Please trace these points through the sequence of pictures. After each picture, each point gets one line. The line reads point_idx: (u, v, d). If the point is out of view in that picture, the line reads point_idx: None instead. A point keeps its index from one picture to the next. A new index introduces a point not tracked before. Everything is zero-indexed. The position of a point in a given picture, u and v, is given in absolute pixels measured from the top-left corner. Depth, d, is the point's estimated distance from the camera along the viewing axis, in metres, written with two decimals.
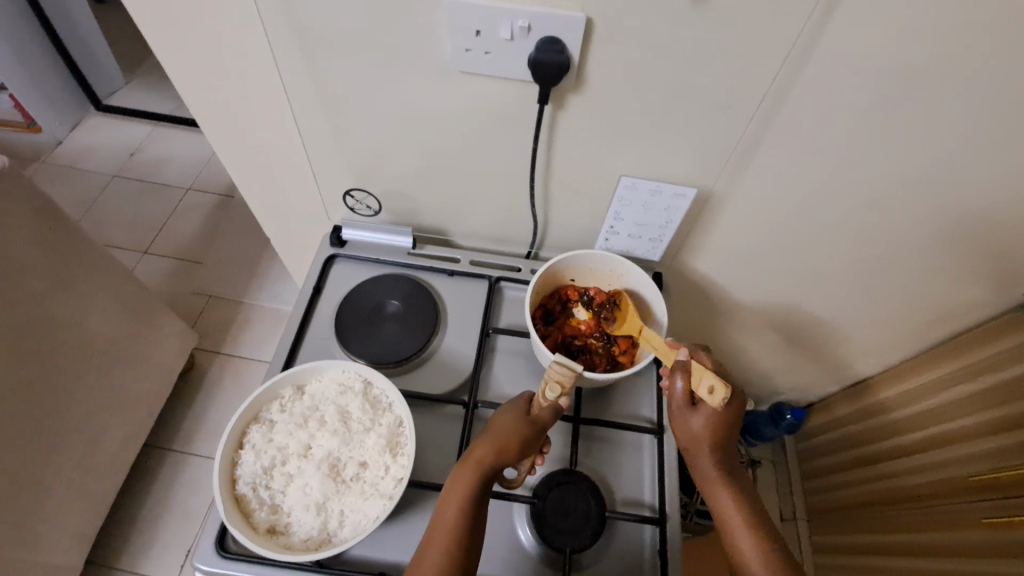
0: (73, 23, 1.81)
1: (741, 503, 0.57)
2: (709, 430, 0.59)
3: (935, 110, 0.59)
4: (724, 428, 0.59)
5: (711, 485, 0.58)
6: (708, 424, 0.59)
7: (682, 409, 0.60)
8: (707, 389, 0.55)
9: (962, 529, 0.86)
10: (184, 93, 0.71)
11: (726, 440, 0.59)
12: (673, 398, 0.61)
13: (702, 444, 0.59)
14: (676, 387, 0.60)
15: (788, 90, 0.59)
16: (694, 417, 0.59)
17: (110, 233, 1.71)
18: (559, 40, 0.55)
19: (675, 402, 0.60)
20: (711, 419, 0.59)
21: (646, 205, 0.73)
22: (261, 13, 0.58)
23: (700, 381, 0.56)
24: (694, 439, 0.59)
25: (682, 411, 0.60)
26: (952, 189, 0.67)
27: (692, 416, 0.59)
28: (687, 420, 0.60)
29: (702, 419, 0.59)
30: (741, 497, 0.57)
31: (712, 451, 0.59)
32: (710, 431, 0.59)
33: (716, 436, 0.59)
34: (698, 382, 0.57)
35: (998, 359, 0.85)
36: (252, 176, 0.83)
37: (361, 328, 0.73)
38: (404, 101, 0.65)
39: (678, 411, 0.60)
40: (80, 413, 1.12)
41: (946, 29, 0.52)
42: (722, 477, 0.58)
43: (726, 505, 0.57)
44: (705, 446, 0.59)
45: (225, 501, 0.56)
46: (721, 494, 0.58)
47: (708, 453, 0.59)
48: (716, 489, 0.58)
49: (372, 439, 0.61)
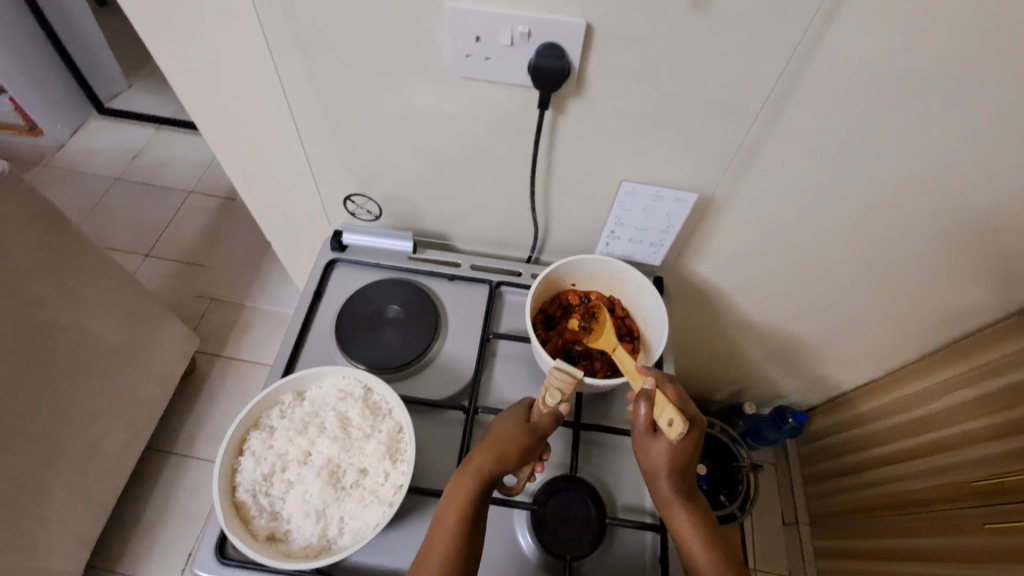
0: (76, 27, 1.82)
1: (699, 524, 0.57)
2: (666, 457, 0.57)
3: (937, 114, 0.58)
4: (684, 455, 0.57)
5: (670, 509, 0.59)
6: (667, 452, 0.57)
7: (643, 435, 0.59)
8: (666, 422, 0.53)
9: (965, 535, 0.86)
10: (184, 98, 0.72)
11: (685, 465, 0.58)
12: (637, 425, 0.60)
13: (659, 469, 0.58)
14: (640, 414, 0.59)
15: (789, 94, 0.58)
16: (654, 443, 0.58)
17: (112, 236, 1.72)
18: (559, 45, 0.55)
19: (638, 427, 0.59)
20: (672, 446, 0.57)
21: (647, 210, 0.72)
22: (262, 20, 0.58)
23: (662, 414, 0.54)
24: (652, 464, 0.59)
25: (644, 438, 0.59)
26: (955, 192, 0.66)
27: (653, 442, 0.58)
28: (649, 446, 0.59)
29: (663, 448, 0.58)
30: (698, 518, 0.58)
31: (670, 476, 0.58)
32: (669, 459, 0.57)
33: (675, 462, 0.57)
34: (659, 415, 0.54)
35: (1000, 364, 0.85)
36: (252, 181, 0.83)
37: (361, 333, 0.73)
38: (404, 107, 0.65)
39: (640, 438, 0.60)
40: (81, 417, 1.12)
41: (949, 32, 0.52)
42: (680, 500, 0.58)
43: (684, 527, 0.58)
44: (662, 473, 0.58)
45: (225, 508, 0.56)
46: (679, 516, 0.58)
47: (666, 479, 0.58)
48: (675, 511, 0.58)
49: (371, 445, 0.61)
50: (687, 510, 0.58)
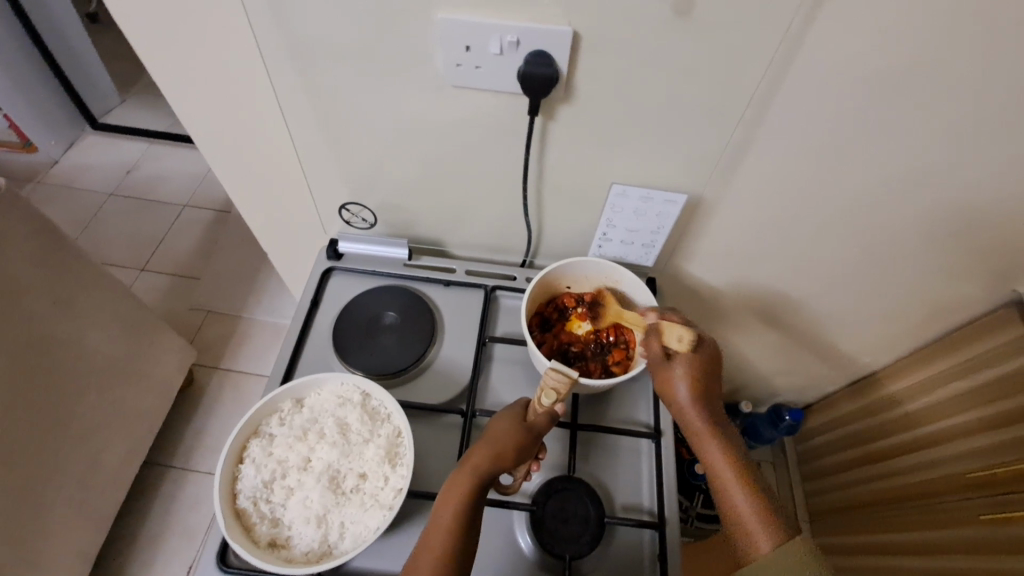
0: (70, 45, 1.83)
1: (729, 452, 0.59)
2: (688, 379, 0.63)
3: (916, 112, 0.60)
4: (703, 379, 0.63)
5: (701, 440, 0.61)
6: (687, 376, 0.63)
7: (659, 363, 0.65)
8: (676, 339, 0.63)
9: (962, 527, 0.87)
10: (179, 112, 0.73)
11: (707, 390, 0.63)
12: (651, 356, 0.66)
13: (683, 395, 0.63)
14: (652, 345, 0.66)
15: (773, 95, 0.60)
16: (674, 366, 0.64)
17: (107, 250, 1.72)
18: (548, 54, 0.56)
19: (651, 358, 0.66)
20: (690, 366, 0.63)
21: (637, 212, 0.74)
22: (255, 33, 0.59)
23: (671, 334, 0.64)
24: (676, 392, 0.63)
25: (660, 363, 0.65)
26: (937, 187, 0.68)
27: (671, 368, 0.64)
28: (668, 368, 0.64)
29: (683, 368, 0.63)
30: (729, 446, 0.60)
31: (699, 400, 0.62)
32: (691, 383, 0.63)
33: (698, 387, 0.63)
34: (669, 336, 0.64)
35: (988, 356, 0.86)
36: (248, 192, 0.83)
37: (359, 340, 0.74)
38: (397, 116, 0.66)
39: (658, 371, 0.65)
40: (80, 432, 1.11)
41: (922, 33, 0.54)
42: (710, 428, 0.61)
43: (715, 457, 0.59)
44: (688, 400, 0.63)
45: (226, 515, 0.56)
46: (709, 444, 0.60)
47: (693, 405, 0.62)
48: (706, 442, 0.61)
49: (371, 449, 0.62)
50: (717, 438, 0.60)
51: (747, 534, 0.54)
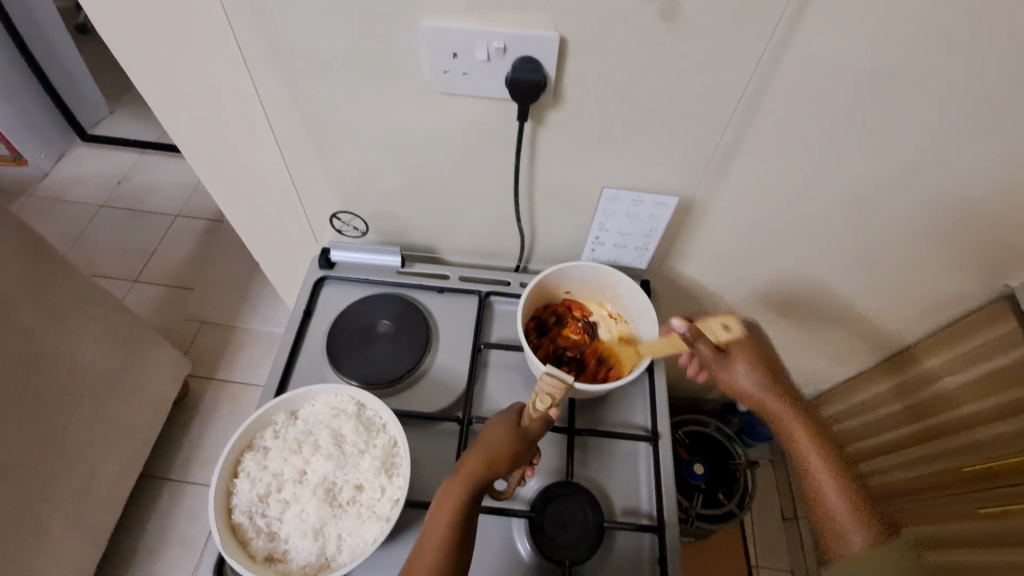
0: (58, 57, 1.82)
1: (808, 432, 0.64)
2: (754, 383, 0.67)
3: (903, 110, 0.60)
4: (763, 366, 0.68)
5: (784, 420, 0.66)
6: (751, 366, 0.68)
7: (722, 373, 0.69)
8: (722, 327, 0.68)
9: (953, 523, 0.82)
10: (166, 124, 0.72)
11: (771, 375, 0.68)
12: (703, 356, 0.69)
13: (752, 382, 0.68)
14: (703, 347, 0.68)
15: (760, 96, 0.60)
16: (735, 361, 0.68)
17: (99, 263, 1.71)
18: (535, 59, 0.56)
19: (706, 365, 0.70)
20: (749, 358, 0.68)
21: (630, 215, 0.74)
22: (240, 43, 0.59)
23: (716, 324, 0.68)
24: (742, 381, 0.68)
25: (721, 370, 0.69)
26: (926, 183, 0.68)
27: (735, 361, 0.68)
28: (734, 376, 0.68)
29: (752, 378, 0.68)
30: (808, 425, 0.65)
31: (775, 394, 0.67)
32: (755, 372, 0.68)
33: (763, 374, 0.68)
34: (713, 327, 0.68)
35: (982, 350, 0.87)
36: (238, 203, 0.83)
37: (353, 349, 0.73)
38: (386, 124, 0.66)
39: (716, 367, 0.69)
40: (74, 447, 1.10)
41: (907, 31, 0.54)
42: (787, 409, 0.66)
43: (798, 436, 0.65)
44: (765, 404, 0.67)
45: (221, 531, 0.55)
46: (791, 424, 0.66)
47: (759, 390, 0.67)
48: (789, 422, 0.66)
49: (367, 460, 0.61)
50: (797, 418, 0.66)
51: (838, 532, 0.58)
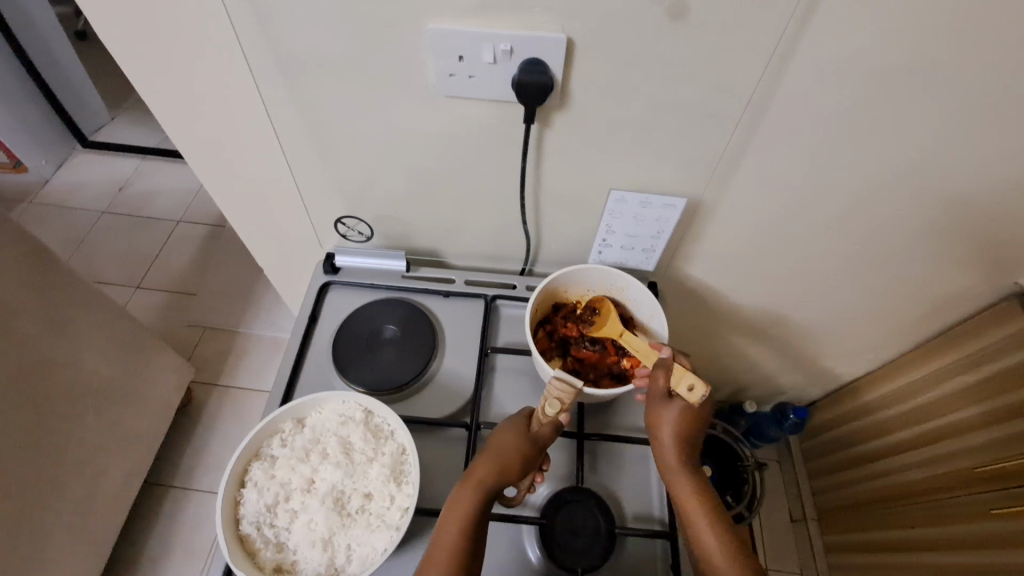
0: (59, 64, 1.82)
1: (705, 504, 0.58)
2: (677, 425, 0.60)
3: (913, 109, 0.60)
4: (693, 427, 0.60)
5: (675, 482, 0.59)
6: (680, 420, 0.60)
7: (658, 404, 0.61)
8: (686, 388, 0.56)
9: (972, 521, 0.87)
10: (168, 129, 0.72)
11: (693, 435, 0.61)
12: (653, 390, 0.62)
13: (670, 439, 0.60)
14: (658, 381, 0.61)
15: (770, 97, 0.60)
16: (669, 408, 0.60)
17: (100, 269, 1.70)
18: (542, 61, 0.56)
19: (654, 394, 0.61)
20: (684, 413, 0.60)
21: (637, 217, 0.73)
22: (244, 47, 0.58)
23: (680, 381, 0.56)
24: (662, 435, 0.60)
25: (658, 402, 0.61)
26: (937, 183, 0.68)
27: (666, 409, 0.60)
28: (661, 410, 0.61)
29: (673, 415, 0.60)
30: (706, 498, 0.58)
31: (682, 438, 0.60)
32: (679, 429, 0.60)
33: (687, 433, 0.60)
34: (678, 381, 0.56)
35: (993, 349, 0.86)
36: (241, 208, 0.82)
37: (359, 355, 0.73)
38: (391, 128, 0.65)
39: (652, 405, 0.62)
40: (78, 456, 1.10)
41: (918, 29, 0.53)
42: (688, 474, 0.59)
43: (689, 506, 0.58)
44: (671, 445, 0.60)
45: (229, 542, 0.55)
46: (684, 489, 0.59)
47: (675, 450, 0.60)
48: (680, 488, 0.59)
49: (375, 468, 0.60)
50: (692, 485, 0.59)
51: None
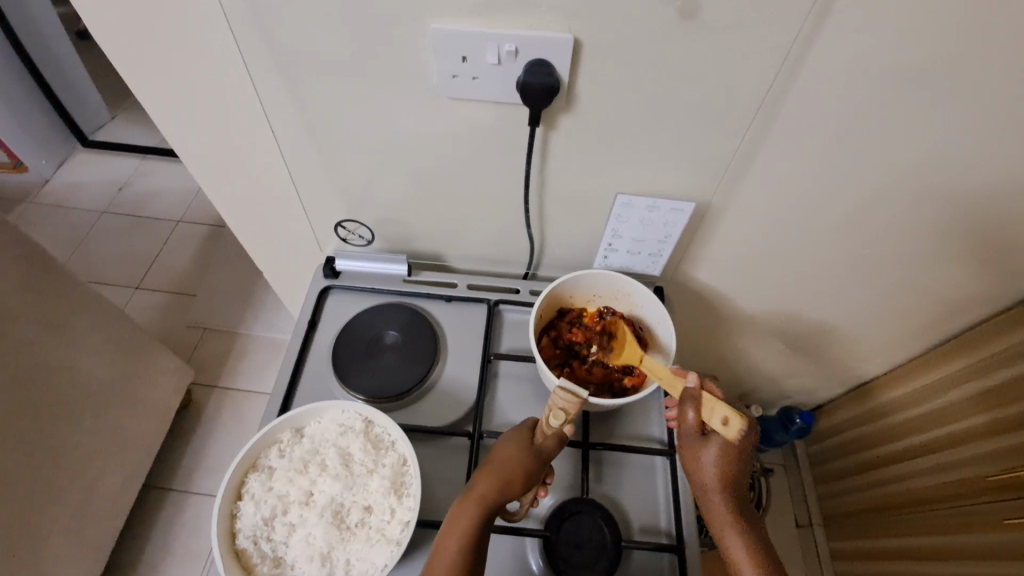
0: (59, 62, 1.81)
1: (755, 551, 0.56)
2: (719, 464, 0.58)
3: (930, 112, 0.58)
4: (734, 467, 0.58)
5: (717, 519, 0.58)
6: (720, 460, 0.58)
7: (695, 441, 0.59)
8: (720, 421, 0.55)
9: (983, 531, 0.85)
10: (166, 131, 0.70)
11: (736, 475, 0.58)
12: (684, 428, 0.59)
13: (713, 480, 0.58)
14: (687, 418, 0.58)
15: (781, 99, 0.58)
16: (707, 448, 0.58)
17: (100, 270, 1.69)
18: (547, 61, 0.54)
19: (686, 431, 0.59)
20: (725, 454, 0.57)
21: (643, 221, 0.72)
22: (241, 48, 0.57)
23: (714, 414, 0.56)
24: (704, 473, 0.58)
25: (694, 440, 0.59)
26: (952, 188, 0.66)
27: (705, 447, 0.58)
28: (700, 449, 0.59)
29: (714, 453, 0.58)
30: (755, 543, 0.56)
31: (726, 477, 0.58)
32: (722, 470, 0.58)
33: (729, 473, 0.58)
34: (711, 415, 0.56)
35: (998, 357, 0.85)
36: (240, 211, 0.81)
37: (360, 361, 0.71)
38: (393, 131, 0.64)
39: (688, 442, 0.59)
40: (76, 460, 1.09)
41: (937, 29, 0.51)
42: (734, 517, 0.58)
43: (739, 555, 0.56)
44: (715, 485, 0.58)
45: (224, 557, 0.54)
46: (731, 533, 0.57)
47: (718, 490, 0.58)
48: (728, 533, 0.57)
49: (375, 481, 0.59)
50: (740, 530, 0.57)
51: None
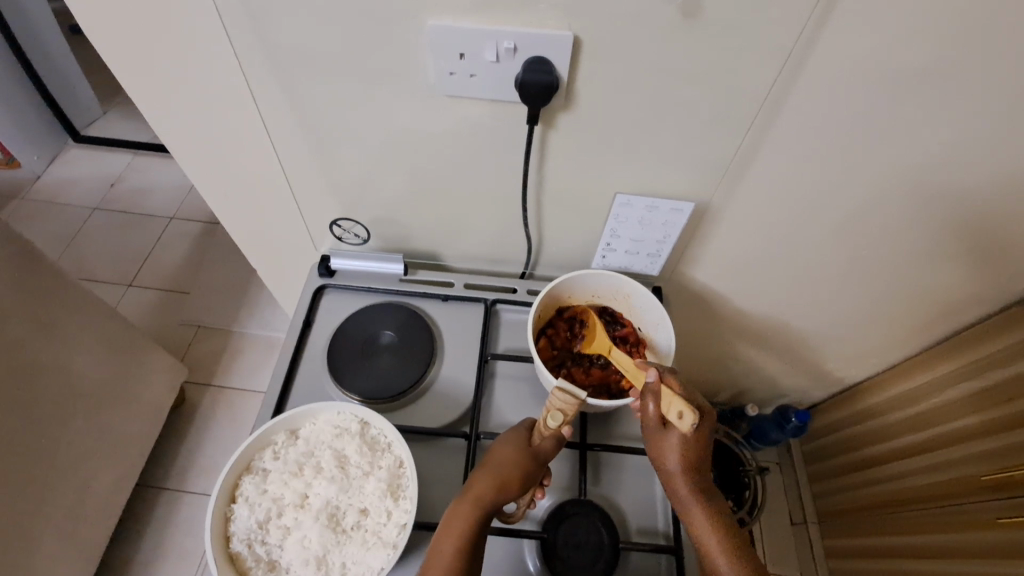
0: (51, 56, 1.79)
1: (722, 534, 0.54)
2: (682, 452, 0.56)
3: (931, 113, 0.58)
4: (698, 453, 0.57)
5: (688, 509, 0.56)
6: (682, 448, 0.56)
7: (658, 432, 0.58)
8: (676, 415, 0.54)
9: (977, 529, 0.86)
10: (158, 128, 0.69)
11: (701, 460, 0.57)
12: (646, 420, 0.58)
13: (677, 469, 0.57)
14: (648, 410, 0.58)
15: (782, 99, 0.57)
16: (669, 437, 0.57)
17: (92, 267, 1.67)
18: (547, 59, 0.53)
19: (648, 424, 0.58)
20: (687, 441, 0.56)
21: (642, 221, 0.71)
22: (235, 44, 0.56)
23: (670, 407, 0.54)
24: (668, 466, 0.57)
25: (657, 432, 0.58)
26: (952, 189, 0.66)
27: (666, 437, 0.57)
28: (663, 440, 0.57)
29: (675, 441, 0.56)
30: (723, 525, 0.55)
31: (688, 465, 0.56)
32: (684, 458, 0.56)
33: (692, 459, 0.56)
34: (669, 407, 0.55)
35: (996, 357, 0.86)
36: (234, 209, 0.80)
37: (355, 362, 0.71)
38: (389, 129, 0.63)
39: (652, 435, 0.58)
40: (68, 460, 1.07)
41: (939, 30, 0.51)
42: (701, 502, 0.56)
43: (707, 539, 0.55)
44: (681, 473, 0.56)
45: (218, 561, 0.53)
46: (698, 517, 0.56)
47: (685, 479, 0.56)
48: (696, 518, 0.56)
49: (372, 483, 0.58)
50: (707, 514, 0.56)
51: None
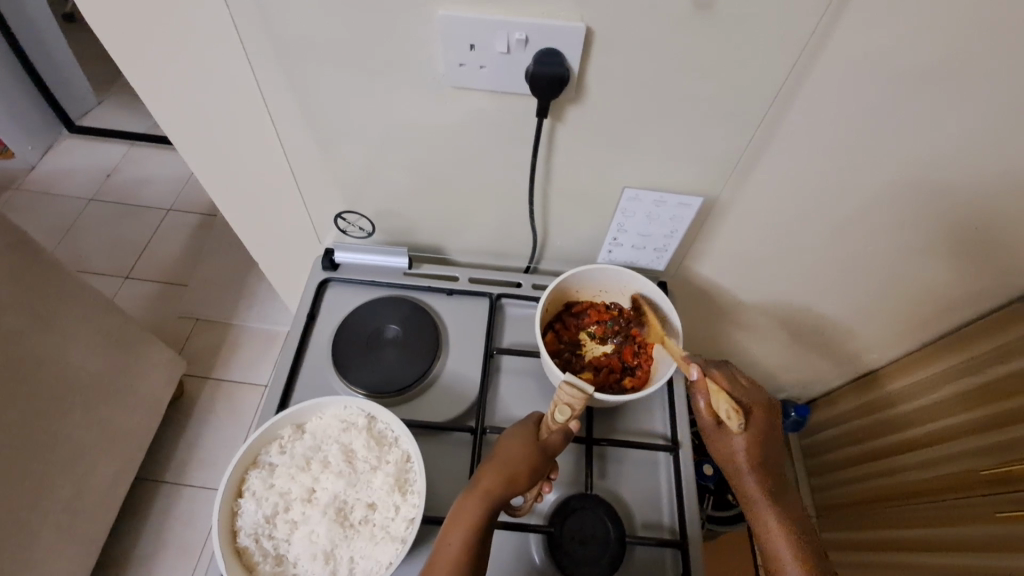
0: (44, 44, 1.76)
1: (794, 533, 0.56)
2: (746, 445, 0.59)
3: (942, 110, 0.57)
4: (760, 447, 0.60)
5: (756, 504, 0.58)
6: (745, 441, 0.59)
7: (719, 430, 0.61)
8: (724, 414, 0.56)
9: (973, 524, 0.86)
10: (160, 119, 0.68)
11: (765, 457, 0.60)
12: (702, 419, 0.61)
13: (743, 466, 0.59)
14: (701, 408, 0.61)
15: (793, 94, 0.57)
16: (730, 434, 0.60)
17: (88, 259, 1.66)
18: (557, 51, 0.53)
19: (705, 422, 0.61)
20: (750, 437, 0.60)
21: (650, 216, 0.71)
22: (241, 33, 0.55)
23: (716, 404, 0.57)
24: (735, 461, 0.60)
25: (715, 429, 0.61)
26: (961, 186, 0.66)
27: (727, 435, 0.60)
28: (723, 437, 0.60)
29: (737, 437, 0.59)
30: (795, 525, 0.56)
31: (754, 460, 0.59)
32: (749, 450, 0.59)
33: (755, 453, 0.59)
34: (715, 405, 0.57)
35: (999, 352, 0.86)
36: (236, 201, 0.79)
37: (360, 356, 0.70)
38: (396, 121, 0.62)
39: (711, 431, 0.61)
40: (66, 453, 1.07)
41: (952, 27, 0.51)
42: (770, 502, 0.58)
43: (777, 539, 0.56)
44: (746, 467, 0.59)
45: (225, 555, 0.53)
46: (768, 516, 0.57)
47: (753, 474, 0.59)
48: (766, 516, 0.57)
49: (379, 478, 0.58)
50: (776, 512, 0.57)
51: None
